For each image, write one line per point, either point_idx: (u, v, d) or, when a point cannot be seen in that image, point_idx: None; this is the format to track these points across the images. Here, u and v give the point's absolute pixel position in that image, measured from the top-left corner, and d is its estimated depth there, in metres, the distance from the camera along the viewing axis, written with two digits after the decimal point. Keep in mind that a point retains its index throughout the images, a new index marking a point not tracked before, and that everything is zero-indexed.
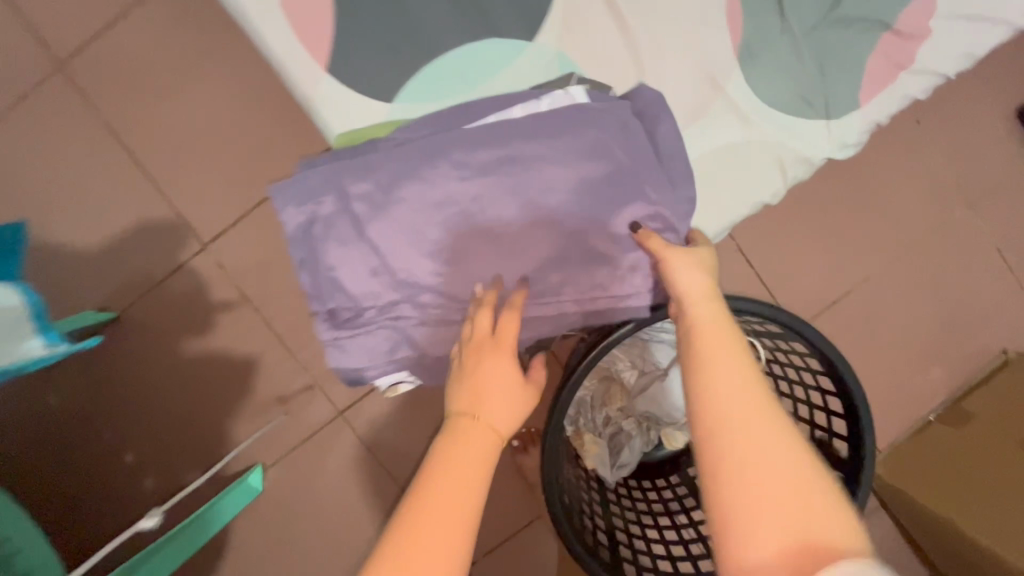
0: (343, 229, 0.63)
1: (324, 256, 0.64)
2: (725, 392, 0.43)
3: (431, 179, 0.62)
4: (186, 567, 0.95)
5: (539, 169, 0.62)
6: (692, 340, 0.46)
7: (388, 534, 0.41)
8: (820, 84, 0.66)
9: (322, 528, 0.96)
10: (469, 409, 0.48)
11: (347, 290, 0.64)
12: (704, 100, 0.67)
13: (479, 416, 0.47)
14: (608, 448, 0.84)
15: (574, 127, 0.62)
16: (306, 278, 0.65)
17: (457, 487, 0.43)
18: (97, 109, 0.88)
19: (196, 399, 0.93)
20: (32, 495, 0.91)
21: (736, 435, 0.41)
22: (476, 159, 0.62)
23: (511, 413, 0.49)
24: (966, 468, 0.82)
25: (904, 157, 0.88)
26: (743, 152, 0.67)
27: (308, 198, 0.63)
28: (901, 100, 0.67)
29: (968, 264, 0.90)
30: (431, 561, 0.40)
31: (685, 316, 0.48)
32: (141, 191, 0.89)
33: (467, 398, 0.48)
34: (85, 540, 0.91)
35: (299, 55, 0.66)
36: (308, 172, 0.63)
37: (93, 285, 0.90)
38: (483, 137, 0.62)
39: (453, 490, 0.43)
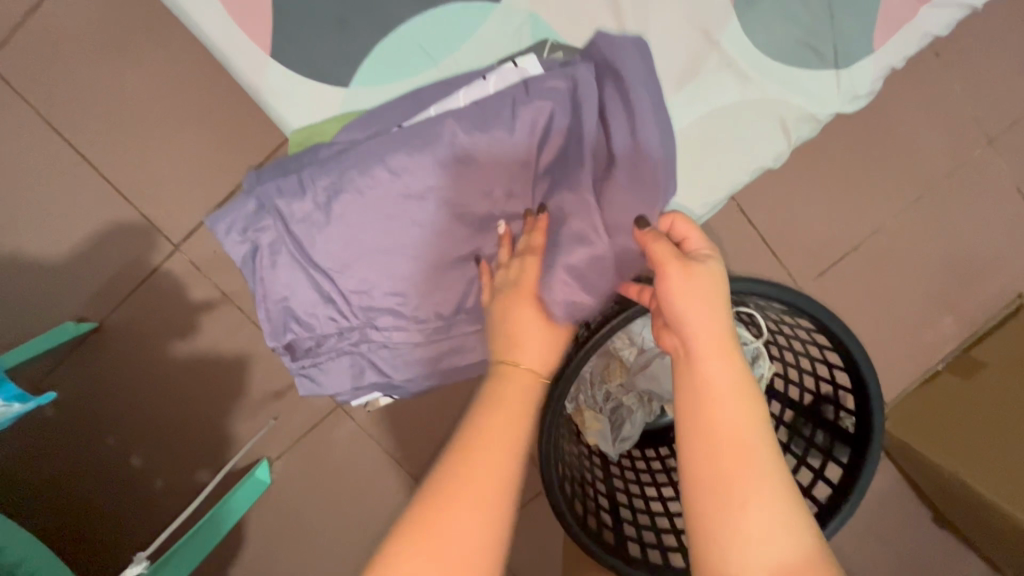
0: (289, 256, 0.58)
1: (274, 287, 0.59)
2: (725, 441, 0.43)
3: (368, 194, 0.55)
4: (203, 565, 0.96)
5: (489, 166, 0.55)
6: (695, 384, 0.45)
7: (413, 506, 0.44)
8: (829, 29, 0.60)
9: (335, 517, 0.96)
10: (510, 356, 0.51)
11: (302, 317, 0.60)
12: (696, 57, 0.61)
13: (521, 363, 0.51)
14: (610, 423, 0.82)
15: (527, 119, 0.55)
16: (260, 315, 0.60)
17: (488, 461, 0.45)
18: (43, 105, 0.81)
19: (191, 402, 0.90)
20: (34, 511, 0.89)
21: (730, 486, 0.42)
22: (421, 162, 0.55)
23: (546, 358, 0.52)
24: (977, 419, 0.81)
25: (915, 97, 0.82)
26: (741, 113, 0.61)
27: (247, 224, 0.57)
28: (923, 37, 0.61)
29: (984, 205, 0.86)
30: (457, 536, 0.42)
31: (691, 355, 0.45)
32: (102, 191, 0.83)
33: (506, 345, 0.52)
34: (94, 550, 0.90)
35: (244, 44, 0.61)
36: (246, 197, 0.58)
37: (66, 294, 0.86)
38: (424, 137, 0.55)
39: (486, 462, 0.45)
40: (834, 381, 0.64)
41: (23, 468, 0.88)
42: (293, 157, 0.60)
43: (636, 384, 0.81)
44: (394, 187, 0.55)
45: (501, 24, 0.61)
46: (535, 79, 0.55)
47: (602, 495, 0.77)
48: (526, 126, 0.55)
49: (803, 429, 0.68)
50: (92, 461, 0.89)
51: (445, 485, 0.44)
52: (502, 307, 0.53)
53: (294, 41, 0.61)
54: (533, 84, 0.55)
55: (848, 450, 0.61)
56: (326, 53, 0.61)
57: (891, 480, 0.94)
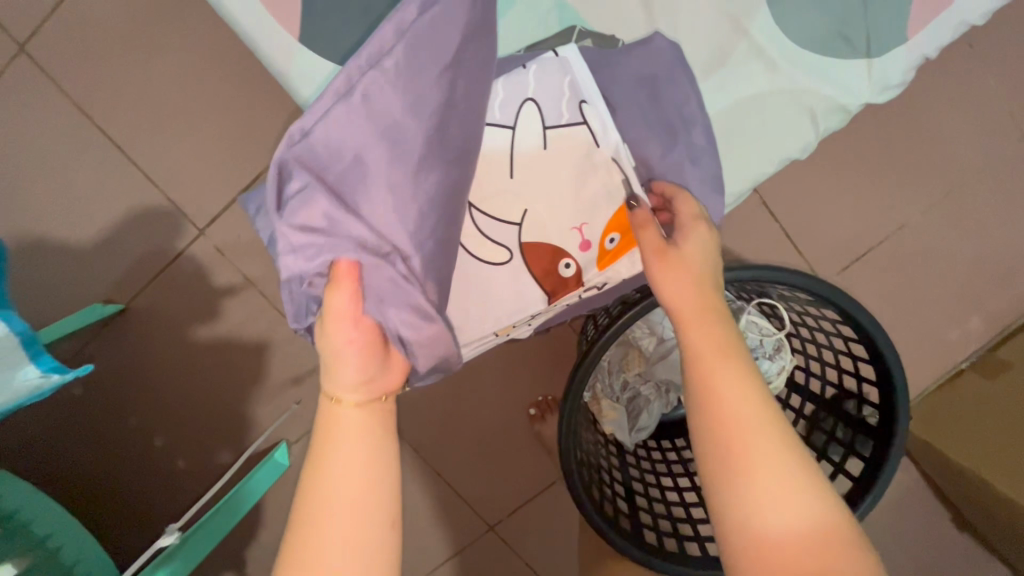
0: None
1: None
2: (725, 396, 0.45)
3: (328, 216, 0.46)
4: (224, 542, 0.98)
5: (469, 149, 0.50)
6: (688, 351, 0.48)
7: None
8: (861, 17, 0.59)
9: None
10: (332, 391, 0.48)
11: None
12: (724, 45, 0.60)
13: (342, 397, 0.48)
14: (627, 412, 0.82)
15: (571, 101, 0.55)
16: None
17: (347, 505, 0.44)
18: (73, 91, 0.82)
19: (213, 384, 0.92)
20: (61, 487, 0.91)
21: (730, 435, 0.44)
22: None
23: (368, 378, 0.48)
24: (1001, 418, 0.79)
25: (947, 89, 0.81)
26: (768, 102, 0.61)
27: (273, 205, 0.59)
28: (958, 26, 0.60)
29: (1016, 202, 0.84)
30: None
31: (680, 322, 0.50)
32: (130, 176, 0.85)
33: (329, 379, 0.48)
34: (119, 526, 0.92)
35: (271, 29, 0.62)
36: None
37: (94, 276, 0.87)
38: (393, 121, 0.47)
39: (343, 509, 0.44)
40: (857, 374, 0.63)
41: (50, 446, 0.91)
42: None
43: (654, 374, 0.81)
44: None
45: (527, 11, 0.61)
46: (577, 62, 0.55)
47: (618, 482, 0.77)
48: (567, 108, 0.55)
49: (824, 422, 0.67)
50: (118, 438, 0.92)
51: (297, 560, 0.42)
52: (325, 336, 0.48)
53: (322, 26, 0.62)
54: (575, 66, 0.55)
55: (871, 443, 0.61)
56: (353, 39, 0.62)
57: (910, 478, 0.93)
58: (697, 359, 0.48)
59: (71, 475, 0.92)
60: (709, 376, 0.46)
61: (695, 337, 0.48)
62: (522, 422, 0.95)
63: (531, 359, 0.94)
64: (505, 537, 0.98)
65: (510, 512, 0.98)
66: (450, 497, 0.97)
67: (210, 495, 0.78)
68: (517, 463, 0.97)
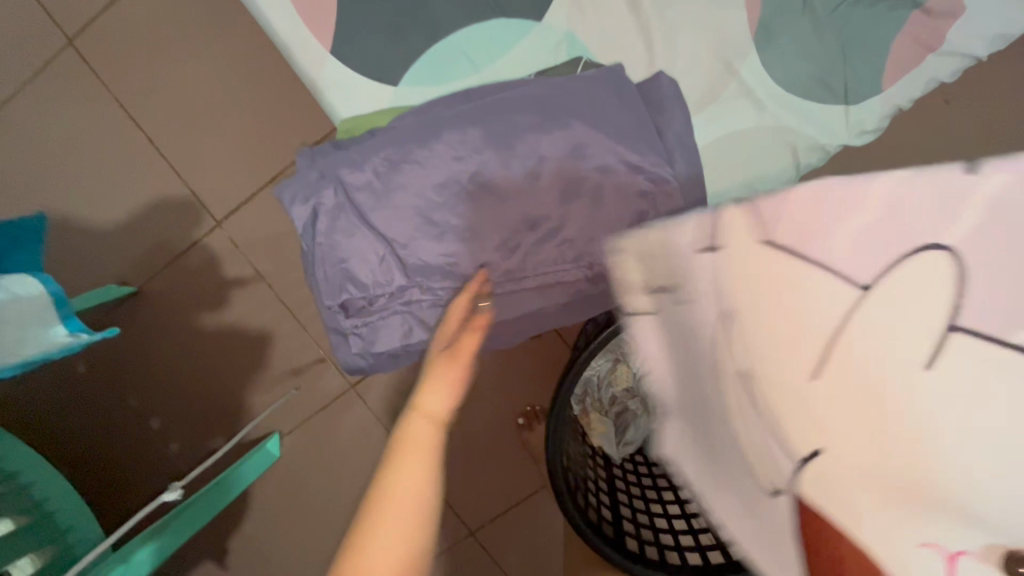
0: (347, 220, 0.64)
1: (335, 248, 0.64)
2: None
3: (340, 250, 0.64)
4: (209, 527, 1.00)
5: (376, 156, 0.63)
6: None
7: None
8: (841, 68, 0.65)
9: (336, 494, 0.99)
10: (415, 403, 0.50)
11: (359, 281, 0.65)
12: (717, 83, 0.66)
13: (419, 408, 0.49)
14: (615, 426, 0.85)
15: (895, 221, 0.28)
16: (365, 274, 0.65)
17: (394, 537, 0.43)
18: (108, 84, 0.88)
19: (214, 369, 0.95)
20: (56, 458, 0.94)
21: None
22: (740, 260, 0.33)
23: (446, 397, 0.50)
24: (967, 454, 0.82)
25: (925, 142, 0.87)
26: (754, 138, 0.66)
27: (308, 193, 0.64)
28: (930, 81, 0.66)
29: None
30: None
31: None
32: (156, 166, 0.90)
33: (423, 391, 0.50)
34: (111, 504, 0.94)
35: (304, 40, 0.68)
36: (307, 170, 0.65)
37: (112, 258, 0.92)
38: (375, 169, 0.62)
39: (388, 544, 0.43)
40: None
41: (53, 418, 0.94)
42: (352, 140, 0.65)
43: (641, 390, 0.84)
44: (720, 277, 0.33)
45: (539, 41, 0.67)
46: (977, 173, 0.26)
47: (603, 493, 0.78)
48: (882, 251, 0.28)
49: None
50: (117, 416, 0.95)
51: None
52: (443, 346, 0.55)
53: (350, 41, 0.68)
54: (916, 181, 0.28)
55: None
56: (378, 53, 0.68)
57: None
58: None
59: (68, 448, 0.94)
60: None
61: None
62: (508, 430, 0.98)
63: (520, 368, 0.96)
64: (486, 542, 1.00)
65: (492, 517, 1.00)
66: None
67: (203, 467, 0.81)
68: (500, 468, 0.99)
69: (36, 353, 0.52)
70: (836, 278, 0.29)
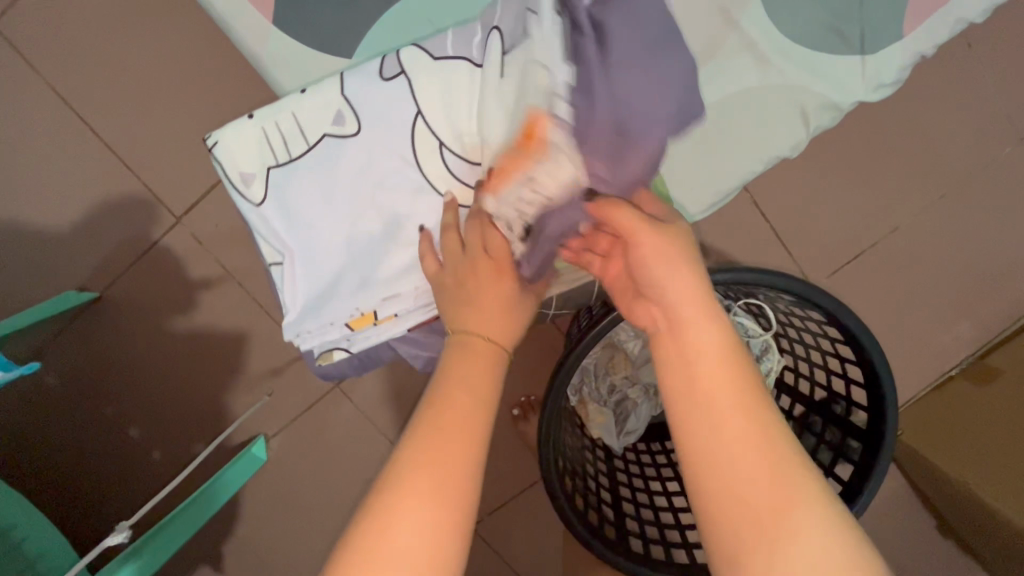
0: (278, 202, 0.57)
1: (270, 232, 0.58)
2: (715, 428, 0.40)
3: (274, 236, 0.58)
4: (203, 534, 0.97)
5: (302, 121, 0.56)
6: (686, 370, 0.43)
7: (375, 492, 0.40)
8: (856, 13, 0.57)
9: (330, 493, 0.96)
10: (475, 328, 0.50)
11: (298, 271, 0.59)
12: (715, 38, 0.58)
13: (481, 334, 0.49)
14: (615, 416, 0.79)
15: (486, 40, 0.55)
16: (302, 267, 0.59)
17: (467, 416, 0.43)
18: (41, 73, 0.80)
19: (190, 374, 0.90)
20: (36, 473, 0.90)
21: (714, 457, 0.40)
22: (425, 78, 0.55)
23: (506, 325, 0.51)
24: (989, 430, 0.77)
25: (944, 91, 0.79)
26: (758, 98, 0.59)
27: (234, 171, 0.56)
28: (955, 24, 0.58)
29: (1009, 209, 0.83)
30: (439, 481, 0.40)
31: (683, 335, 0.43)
32: (104, 161, 0.83)
33: (470, 315, 0.50)
34: (98, 518, 0.91)
35: (243, 10, 0.60)
36: (227, 143, 0.56)
37: (68, 263, 0.85)
38: (303, 138, 0.56)
39: (463, 418, 0.43)
40: (845, 376, 0.61)
41: (25, 436, 0.89)
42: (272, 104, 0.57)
43: (641, 377, 0.78)
44: (398, 98, 0.55)
45: None
46: None
47: (604, 488, 0.72)
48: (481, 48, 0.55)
49: (812, 420, 0.65)
50: (93, 427, 0.90)
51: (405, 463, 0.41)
52: (460, 283, 0.53)
53: (295, 7, 0.60)
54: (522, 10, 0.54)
55: (859, 443, 0.59)
56: (329, 24, 0.60)
57: (899, 488, 0.91)
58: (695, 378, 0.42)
59: (46, 463, 0.90)
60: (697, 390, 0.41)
61: (700, 340, 0.43)
62: (503, 423, 0.94)
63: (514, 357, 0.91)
64: (486, 536, 0.97)
65: (491, 510, 0.96)
66: None
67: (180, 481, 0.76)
68: (497, 461, 0.95)
69: None
70: (469, 67, 0.55)
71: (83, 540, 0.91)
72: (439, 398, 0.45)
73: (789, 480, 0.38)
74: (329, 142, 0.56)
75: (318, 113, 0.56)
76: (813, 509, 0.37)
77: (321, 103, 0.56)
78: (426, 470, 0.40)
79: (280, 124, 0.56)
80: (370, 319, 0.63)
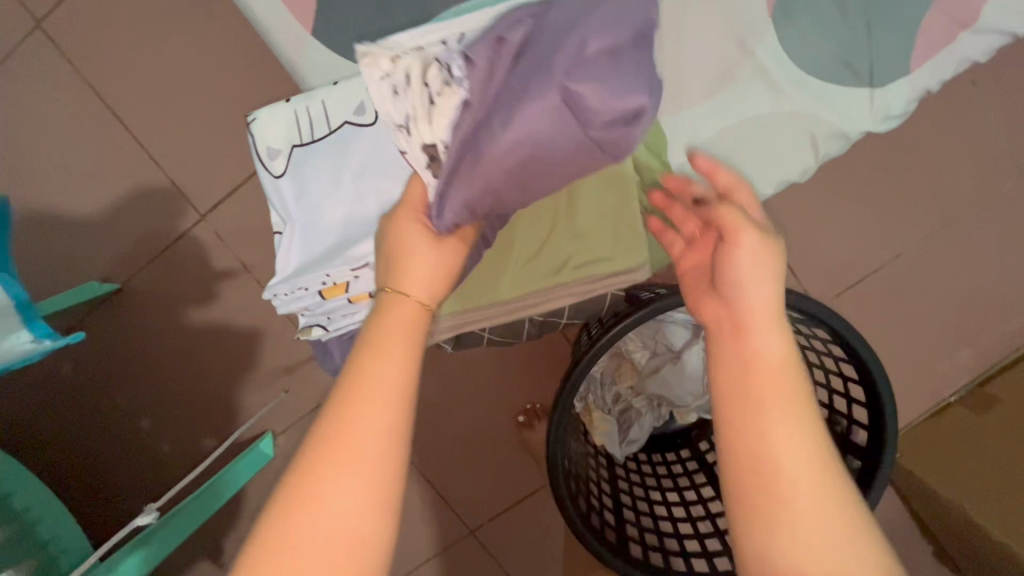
0: (295, 178, 0.60)
1: (283, 206, 0.60)
2: (779, 432, 0.39)
3: (285, 207, 0.60)
4: (205, 528, 0.98)
5: (328, 107, 0.60)
6: (751, 367, 0.41)
7: (282, 479, 0.37)
8: (866, 47, 0.60)
9: None
10: (397, 286, 0.44)
11: (297, 240, 0.60)
12: (731, 65, 0.61)
13: (408, 293, 0.43)
14: (618, 425, 0.80)
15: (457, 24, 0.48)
16: (302, 237, 0.60)
17: (380, 394, 0.38)
18: (80, 71, 0.83)
19: (203, 368, 0.92)
20: (46, 459, 0.92)
21: (770, 462, 0.39)
22: None
23: (435, 285, 0.45)
24: (986, 456, 0.79)
25: (948, 124, 0.82)
26: (770, 124, 0.62)
27: (264, 145, 0.60)
28: (959, 62, 0.61)
29: (1009, 241, 0.85)
30: (348, 475, 0.36)
31: (748, 340, 0.42)
32: (134, 158, 0.86)
33: (391, 273, 0.44)
34: (103, 506, 0.92)
35: (283, 20, 0.63)
36: (263, 121, 0.61)
37: (92, 255, 0.88)
38: (328, 121, 0.60)
39: (376, 398, 0.38)
40: (846, 394, 0.63)
41: (38, 422, 0.91)
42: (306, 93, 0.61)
43: (646, 387, 0.80)
44: None
45: None
46: None
47: (606, 493, 0.74)
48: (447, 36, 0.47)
49: None
50: (105, 416, 0.92)
51: (312, 449, 0.37)
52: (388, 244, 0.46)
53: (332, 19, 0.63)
54: None
55: (860, 461, 0.60)
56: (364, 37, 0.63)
57: (898, 512, 0.92)
58: (755, 382, 0.41)
59: (57, 450, 0.92)
60: (756, 391, 0.40)
61: (763, 345, 0.41)
62: (507, 429, 0.95)
63: (521, 364, 0.93)
64: (486, 542, 0.98)
65: (492, 516, 0.97)
66: (431, 497, 0.97)
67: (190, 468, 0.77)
68: (500, 467, 0.96)
69: None
70: None
71: (88, 528, 0.92)
72: (350, 378, 0.39)
73: (832, 490, 0.38)
74: (349, 129, 0.59)
75: (344, 102, 0.60)
76: (831, 518, 0.37)
77: (349, 93, 0.60)
78: (335, 458, 0.36)
79: (309, 109, 0.60)
80: (342, 290, 0.59)
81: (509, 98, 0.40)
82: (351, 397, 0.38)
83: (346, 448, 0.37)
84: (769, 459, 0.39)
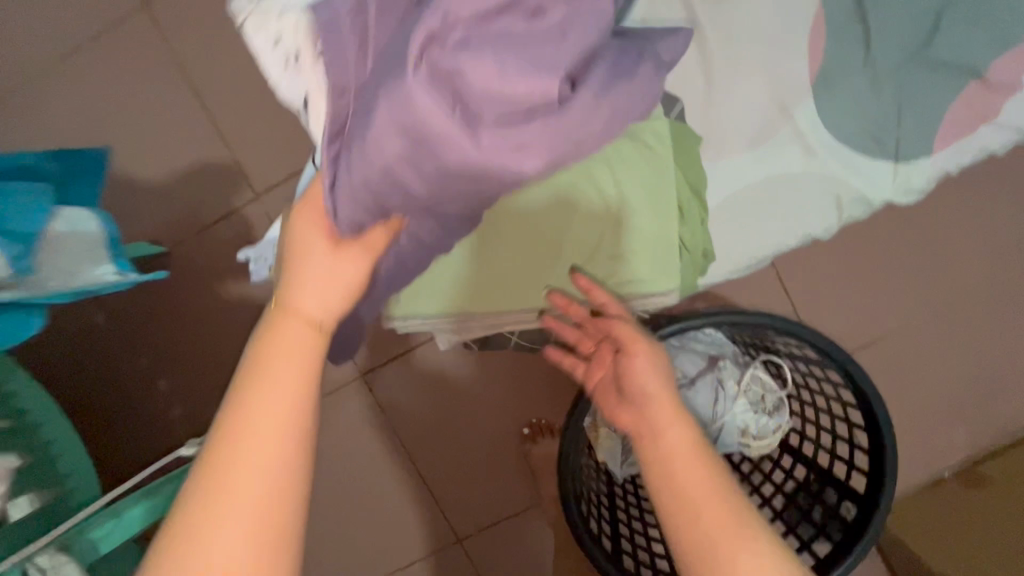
0: None
1: None
2: (700, 502, 0.42)
3: None
4: None
5: None
6: (656, 454, 0.46)
7: (160, 542, 0.35)
8: (894, 126, 0.66)
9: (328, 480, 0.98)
10: (284, 304, 0.39)
11: None
12: (771, 125, 0.67)
13: (300, 309, 0.39)
14: (623, 445, 0.78)
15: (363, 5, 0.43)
16: None
17: (264, 441, 0.35)
18: (172, 50, 0.91)
19: (228, 338, 0.96)
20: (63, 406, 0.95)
21: (688, 527, 0.42)
22: None
23: (329, 299, 0.40)
24: (974, 532, 0.80)
25: (960, 210, 0.87)
26: (801, 182, 0.67)
27: None
28: (977, 151, 0.67)
29: (1010, 327, 0.89)
30: (226, 535, 0.34)
31: (646, 437, 0.48)
32: (204, 134, 0.92)
33: (285, 289, 0.39)
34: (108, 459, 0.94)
35: None
36: None
37: (148, 217, 0.93)
38: None
39: (259, 445, 0.35)
40: (849, 439, 0.66)
41: (64, 368, 0.95)
42: None
43: None
44: None
45: None
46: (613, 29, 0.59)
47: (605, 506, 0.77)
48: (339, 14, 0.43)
49: (812, 480, 0.70)
50: (127, 372, 0.95)
51: (188, 508, 0.35)
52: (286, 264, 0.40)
53: None
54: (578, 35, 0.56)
55: (855, 505, 0.63)
56: None
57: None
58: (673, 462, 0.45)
59: (76, 398, 0.95)
60: (664, 470, 0.45)
61: (667, 432, 0.46)
62: (509, 441, 0.97)
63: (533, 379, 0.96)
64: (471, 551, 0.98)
65: (482, 526, 0.98)
66: (424, 499, 0.98)
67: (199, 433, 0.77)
68: (496, 478, 0.98)
69: (77, 285, 0.50)
70: None
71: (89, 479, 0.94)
72: (227, 425, 0.36)
73: (749, 543, 0.41)
74: None
75: None
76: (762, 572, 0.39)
77: None
78: (211, 517, 0.34)
79: None
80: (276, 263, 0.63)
81: (376, 82, 0.36)
82: (228, 450, 0.35)
83: (224, 505, 0.34)
84: (688, 531, 0.42)
